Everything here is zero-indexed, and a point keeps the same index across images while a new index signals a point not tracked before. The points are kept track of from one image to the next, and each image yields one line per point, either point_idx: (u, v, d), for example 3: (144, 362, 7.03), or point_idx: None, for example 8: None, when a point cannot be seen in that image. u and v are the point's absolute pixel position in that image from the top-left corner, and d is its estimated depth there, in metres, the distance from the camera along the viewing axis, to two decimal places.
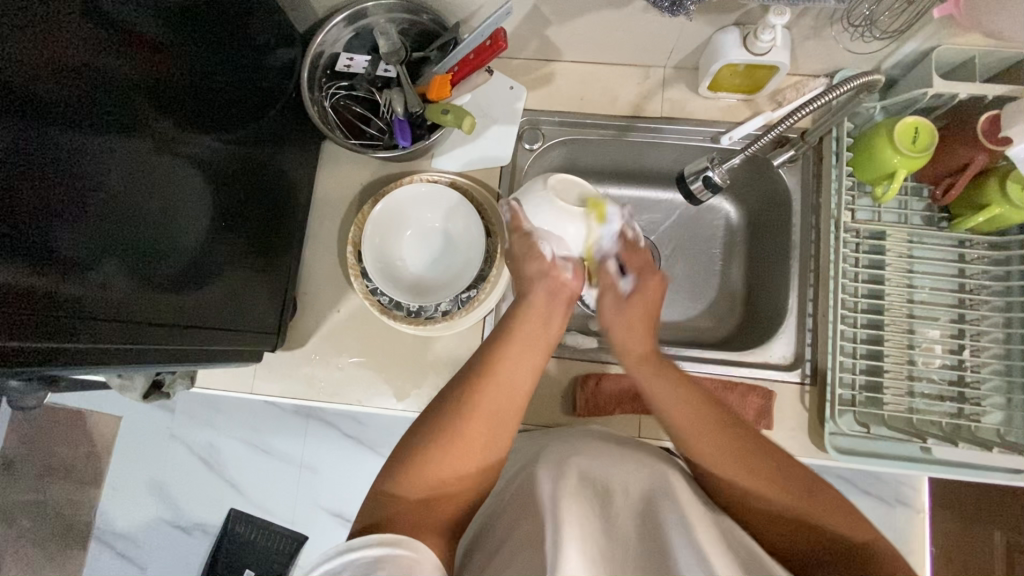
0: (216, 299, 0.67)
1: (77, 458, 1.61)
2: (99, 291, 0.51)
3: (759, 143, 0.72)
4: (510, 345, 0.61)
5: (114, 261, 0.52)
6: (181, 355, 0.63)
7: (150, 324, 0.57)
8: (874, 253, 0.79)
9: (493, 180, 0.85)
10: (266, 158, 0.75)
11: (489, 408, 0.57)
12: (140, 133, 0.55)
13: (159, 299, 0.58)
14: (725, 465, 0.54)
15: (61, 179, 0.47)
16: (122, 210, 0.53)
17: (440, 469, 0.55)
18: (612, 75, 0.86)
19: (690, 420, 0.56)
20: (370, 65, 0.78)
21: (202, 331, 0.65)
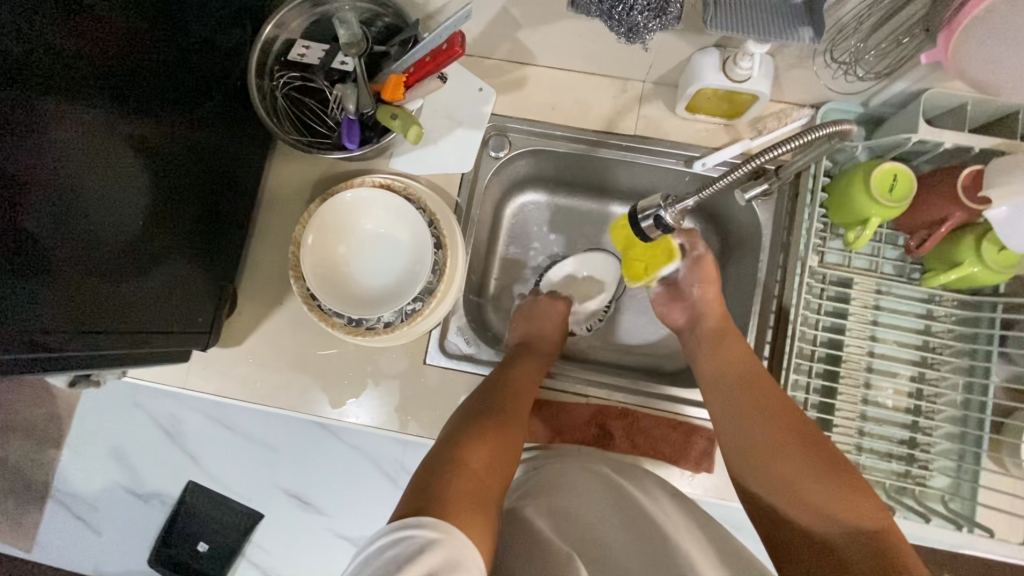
0: (149, 307, 0.64)
1: (38, 418, 1.60)
2: (12, 279, 0.48)
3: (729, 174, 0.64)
4: (522, 378, 0.74)
5: (44, 250, 0.50)
6: (99, 358, 0.60)
7: (75, 324, 0.54)
8: (838, 300, 0.76)
9: (452, 187, 0.81)
10: (214, 148, 0.71)
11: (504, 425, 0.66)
12: (82, 117, 0.52)
13: (87, 291, 0.55)
14: (764, 412, 0.65)
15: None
16: (57, 197, 0.50)
17: (478, 464, 0.59)
18: (588, 85, 0.81)
19: (733, 373, 0.70)
20: (325, 55, 0.74)
21: (132, 334, 0.62)
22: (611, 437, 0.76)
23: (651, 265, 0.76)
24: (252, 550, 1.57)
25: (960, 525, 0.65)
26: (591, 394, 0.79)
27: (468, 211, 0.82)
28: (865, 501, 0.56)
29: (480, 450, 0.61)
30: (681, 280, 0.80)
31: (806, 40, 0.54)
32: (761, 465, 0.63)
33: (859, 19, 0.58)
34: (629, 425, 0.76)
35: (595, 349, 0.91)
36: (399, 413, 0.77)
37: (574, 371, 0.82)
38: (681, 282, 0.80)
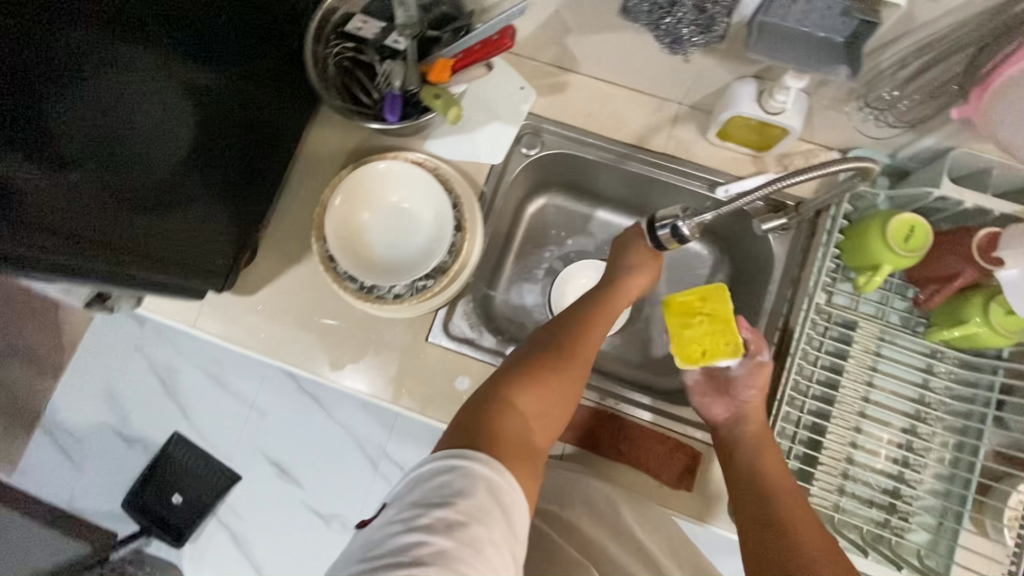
0: (167, 240, 0.65)
1: (44, 346, 1.64)
2: (43, 181, 0.49)
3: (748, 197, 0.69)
4: (601, 317, 0.68)
5: (86, 168, 0.52)
6: (120, 278, 0.61)
7: (101, 243, 0.57)
8: (840, 341, 0.76)
9: (480, 176, 0.83)
10: (259, 104, 0.74)
11: (571, 373, 0.61)
12: (145, 53, 0.54)
13: (106, 210, 0.56)
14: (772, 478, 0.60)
15: (58, 70, 0.47)
16: (107, 122, 0.53)
17: (528, 410, 0.56)
18: (626, 99, 0.84)
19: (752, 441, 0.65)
20: (380, 32, 0.76)
21: (151, 262, 0.64)
22: (597, 442, 0.77)
23: (710, 351, 0.65)
24: (224, 511, 1.57)
25: None
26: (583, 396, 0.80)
27: (492, 201, 0.84)
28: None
29: (537, 395, 0.57)
30: (735, 379, 0.69)
31: (842, 77, 0.56)
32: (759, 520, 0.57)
33: (896, 66, 0.60)
34: (615, 432, 0.77)
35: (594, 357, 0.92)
36: (395, 384, 0.78)
37: None
38: (734, 380, 0.69)
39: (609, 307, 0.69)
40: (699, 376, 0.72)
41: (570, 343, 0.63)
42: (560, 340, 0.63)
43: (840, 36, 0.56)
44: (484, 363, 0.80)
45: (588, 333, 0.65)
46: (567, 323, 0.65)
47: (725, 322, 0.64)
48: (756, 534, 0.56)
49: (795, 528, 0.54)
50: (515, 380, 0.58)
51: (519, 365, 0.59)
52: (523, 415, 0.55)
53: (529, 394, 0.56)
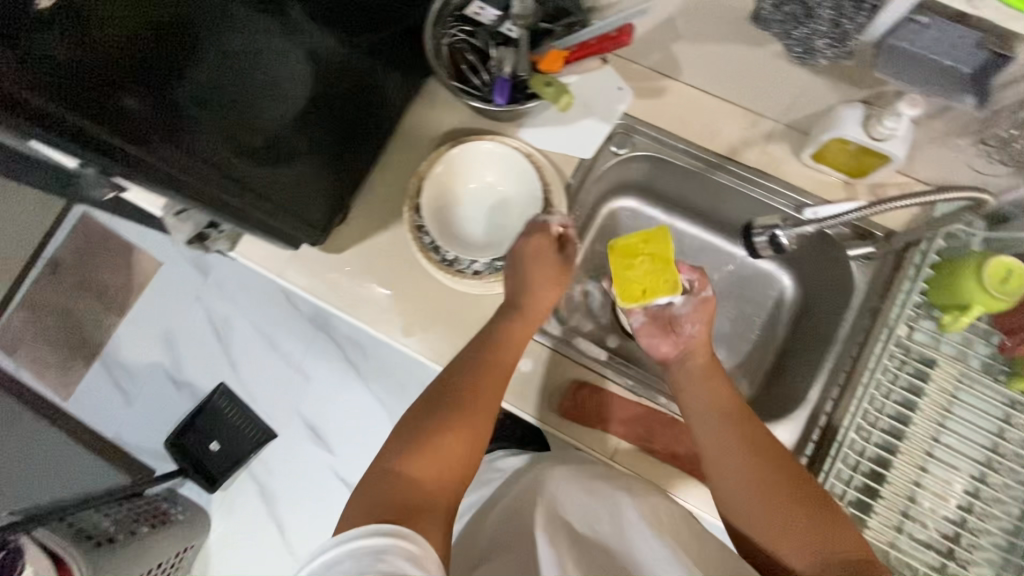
0: (251, 166, 0.65)
1: (113, 283, 1.73)
2: (160, 106, 0.53)
3: (841, 217, 0.74)
4: (506, 349, 0.73)
5: (210, 109, 0.58)
6: (197, 192, 0.61)
7: (225, 179, 0.62)
8: (916, 377, 0.74)
9: (569, 169, 0.85)
10: (372, 73, 0.77)
11: (475, 420, 0.66)
12: (275, 14, 0.60)
13: (186, 112, 0.56)
14: (729, 431, 0.66)
15: (199, 18, 0.53)
16: (232, 72, 0.59)
17: (438, 455, 0.62)
18: (722, 111, 0.84)
19: (713, 400, 0.70)
20: (496, 20, 0.80)
21: (233, 186, 0.63)
22: (653, 442, 0.78)
23: (651, 290, 0.70)
24: (256, 465, 1.62)
25: None
26: (643, 396, 0.81)
27: (577, 194, 0.86)
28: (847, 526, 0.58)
29: (450, 440, 0.63)
30: (680, 317, 0.75)
31: (968, 106, 0.57)
32: (738, 480, 0.63)
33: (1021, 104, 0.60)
34: (673, 434, 0.79)
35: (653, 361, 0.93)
36: None
37: (632, 371, 0.85)
38: (679, 317, 0.75)
39: (527, 325, 0.75)
40: (644, 320, 0.76)
41: (480, 367, 0.70)
42: (457, 388, 0.68)
43: (969, 67, 0.57)
44: (549, 349, 0.81)
45: (495, 363, 0.71)
46: (472, 360, 0.71)
47: (665, 262, 0.70)
48: (729, 475, 0.64)
49: (768, 483, 0.62)
50: (414, 445, 0.62)
51: (416, 424, 0.65)
52: (411, 478, 0.60)
53: (425, 453, 0.62)
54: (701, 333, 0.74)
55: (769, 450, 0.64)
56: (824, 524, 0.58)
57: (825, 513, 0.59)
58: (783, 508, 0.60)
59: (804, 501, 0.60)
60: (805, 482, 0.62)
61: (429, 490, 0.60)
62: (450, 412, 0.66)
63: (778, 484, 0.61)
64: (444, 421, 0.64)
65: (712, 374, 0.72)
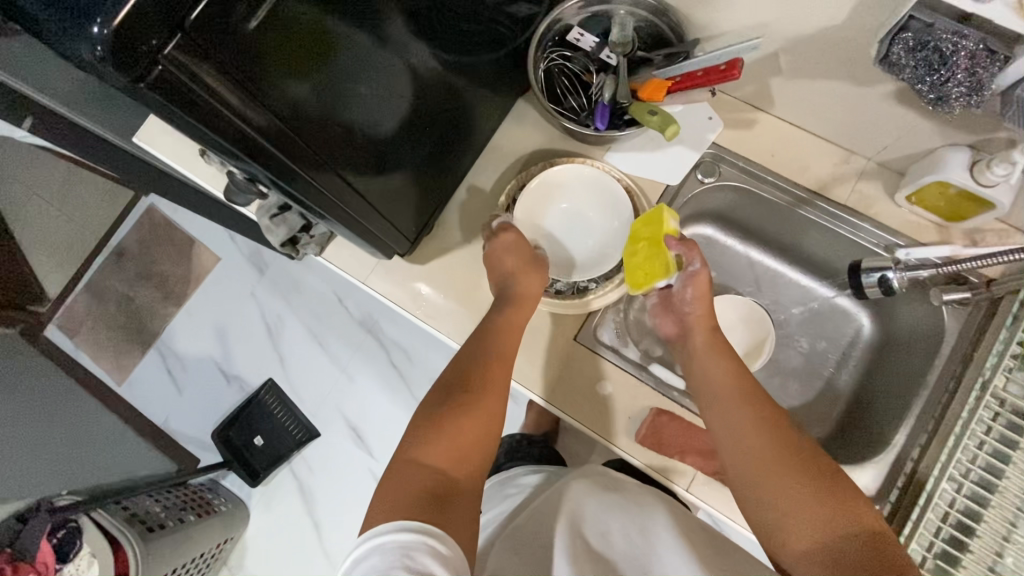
0: (354, 160, 0.65)
1: (173, 275, 1.78)
2: (284, 133, 0.52)
3: (963, 263, 0.72)
4: (505, 335, 0.74)
5: (323, 130, 0.57)
6: (313, 190, 0.59)
7: (332, 191, 0.63)
8: (1010, 429, 0.70)
9: (654, 195, 0.86)
10: (465, 92, 0.79)
11: (483, 405, 0.67)
12: (380, 29, 0.57)
13: (303, 135, 0.54)
14: (740, 417, 0.63)
15: (321, 43, 0.50)
16: (342, 91, 0.56)
17: (461, 438, 0.64)
18: (813, 146, 0.84)
19: (727, 387, 0.66)
20: (596, 46, 0.82)
21: (338, 180, 0.63)
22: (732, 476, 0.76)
23: (647, 273, 0.73)
24: (298, 462, 1.64)
25: None
26: None
27: None
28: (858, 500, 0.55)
29: (465, 421, 0.65)
30: (675, 294, 0.75)
31: None
32: (746, 467, 0.60)
33: None
34: None
35: None
36: (541, 377, 0.82)
37: None
38: (674, 293, 0.75)
39: (530, 300, 0.77)
40: (656, 302, 0.79)
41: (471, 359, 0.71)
42: (457, 380, 0.69)
43: None
44: (625, 374, 0.82)
45: (499, 346, 0.72)
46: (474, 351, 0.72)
47: (658, 244, 0.73)
48: (739, 450, 0.61)
49: (775, 469, 0.58)
50: (438, 439, 0.63)
51: (433, 408, 0.66)
52: (438, 471, 0.60)
53: (447, 443, 0.63)
54: (698, 307, 0.73)
55: (778, 425, 0.61)
56: (827, 499, 0.55)
57: (825, 491, 0.56)
58: (778, 485, 0.57)
59: (812, 477, 0.56)
60: (812, 458, 0.58)
61: (454, 480, 0.61)
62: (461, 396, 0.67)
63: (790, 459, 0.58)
64: (456, 403, 0.66)
65: (718, 351, 0.70)
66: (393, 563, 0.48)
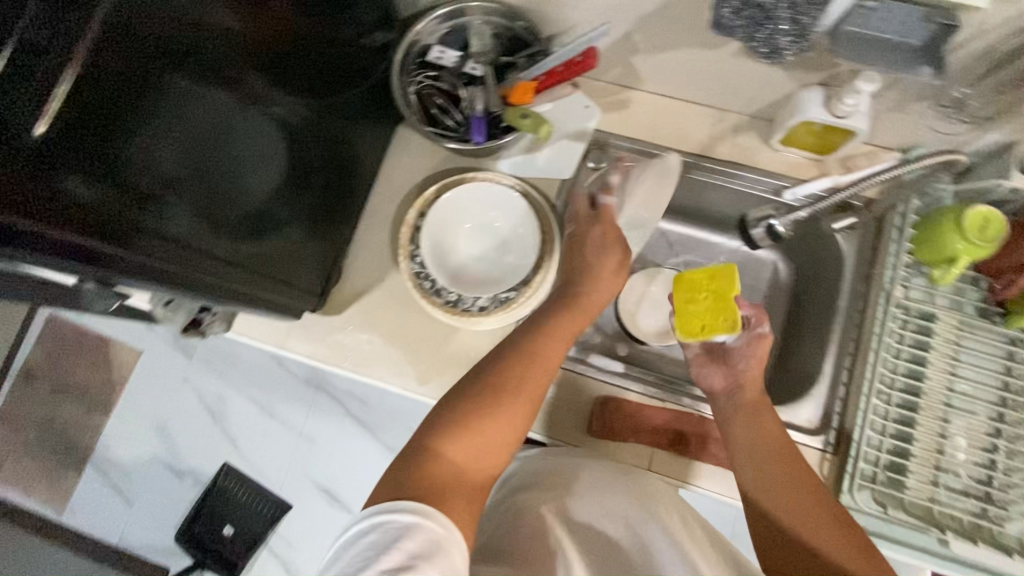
0: (232, 240, 0.62)
1: (93, 382, 1.65)
2: (139, 211, 0.49)
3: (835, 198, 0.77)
4: (551, 339, 0.66)
5: (189, 199, 0.54)
6: (181, 279, 0.56)
7: (218, 261, 0.60)
8: (920, 334, 0.77)
9: (552, 191, 0.86)
10: (343, 132, 0.78)
11: (517, 404, 0.60)
12: (234, 88, 0.56)
13: (166, 208, 0.52)
14: (777, 467, 0.63)
15: (163, 111, 0.48)
16: (203, 158, 0.54)
17: (469, 446, 0.57)
18: (687, 112, 0.87)
19: (762, 437, 0.66)
20: (458, 61, 0.83)
21: (216, 254, 0.59)
22: (687, 444, 0.78)
23: (710, 325, 0.67)
24: (275, 540, 1.56)
25: None
26: (666, 400, 0.82)
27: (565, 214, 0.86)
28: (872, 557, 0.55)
29: (490, 424, 0.59)
30: (732, 349, 0.71)
31: (927, 77, 0.59)
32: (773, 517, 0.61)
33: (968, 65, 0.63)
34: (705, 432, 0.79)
35: (665, 363, 0.94)
36: None
37: (650, 376, 0.85)
38: (731, 350, 0.71)
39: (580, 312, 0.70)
40: (698, 351, 0.74)
41: (513, 360, 0.63)
42: (493, 371, 0.62)
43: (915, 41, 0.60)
44: (564, 372, 0.82)
45: (549, 349, 0.65)
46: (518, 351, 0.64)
47: (726, 300, 0.66)
48: (769, 502, 0.62)
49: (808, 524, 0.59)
50: (460, 420, 0.58)
51: (445, 413, 0.60)
52: (458, 467, 0.56)
53: (463, 437, 0.57)
54: (750, 368, 0.70)
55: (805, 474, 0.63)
56: (845, 539, 0.57)
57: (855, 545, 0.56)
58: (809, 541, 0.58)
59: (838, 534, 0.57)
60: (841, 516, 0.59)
61: (471, 478, 0.56)
62: (487, 394, 0.60)
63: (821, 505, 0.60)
64: (481, 405, 0.59)
65: (758, 405, 0.68)
66: (391, 542, 0.48)
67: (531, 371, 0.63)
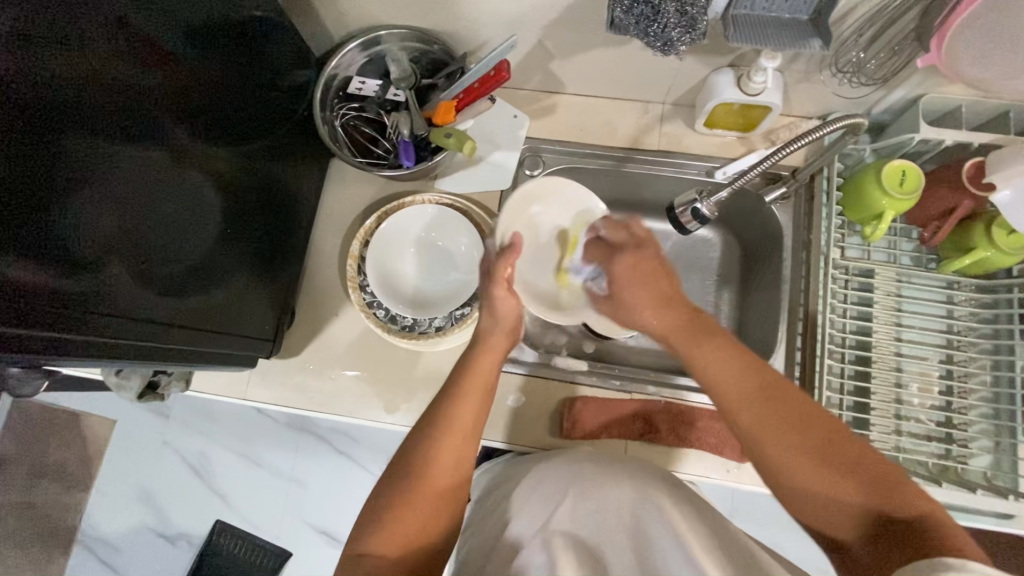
0: (169, 298, 0.60)
1: (68, 459, 1.60)
2: (66, 280, 0.48)
3: (750, 174, 0.75)
4: (471, 388, 0.59)
5: (123, 260, 0.53)
6: (114, 346, 0.54)
7: (157, 320, 0.58)
8: (862, 290, 0.81)
9: (492, 203, 0.87)
10: (276, 174, 0.78)
11: (441, 473, 0.54)
12: (158, 144, 0.56)
13: (99, 273, 0.51)
14: (742, 408, 0.50)
15: (79, 176, 0.48)
16: (131, 216, 0.54)
17: (415, 523, 0.52)
18: (612, 108, 0.89)
19: (719, 376, 0.52)
20: (380, 89, 0.84)
21: (157, 311, 0.58)
22: (657, 431, 0.79)
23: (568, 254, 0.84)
24: None
25: (1006, 495, 0.67)
26: (633, 391, 0.83)
27: None
28: (879, 485, 0.45)
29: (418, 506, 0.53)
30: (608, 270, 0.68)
31: (816, 48, 0.62)
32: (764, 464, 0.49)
33: (857, 32, 0.66)
34: (672, 418, 0.80)
35: (631, 354, 0.95)
36: None
37: (615, 370, 0.86)
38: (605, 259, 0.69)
39: (494, 348, 0.65)
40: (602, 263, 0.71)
41: (434, 432, 0.56)
42: (416, 446, 0.56)
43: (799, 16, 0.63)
44: (530, 378, 0.83)
45: (461, 411, 0.57)
46: (435, 418, 0.57)
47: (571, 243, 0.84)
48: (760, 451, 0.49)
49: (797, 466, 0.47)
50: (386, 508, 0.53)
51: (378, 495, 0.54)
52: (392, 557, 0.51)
53: (397, 528, 0.52)
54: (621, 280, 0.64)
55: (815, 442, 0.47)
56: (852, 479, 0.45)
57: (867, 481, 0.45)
58: (814, 482, 0.46)
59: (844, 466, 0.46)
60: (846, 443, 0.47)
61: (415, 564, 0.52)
62: (407, 476, 0.54)
63: (825, 475, 0.46)
64: (401, 484, 0.54)
65: (685, 323, 0.57)
66: None
67: (449, 435, 0.56)
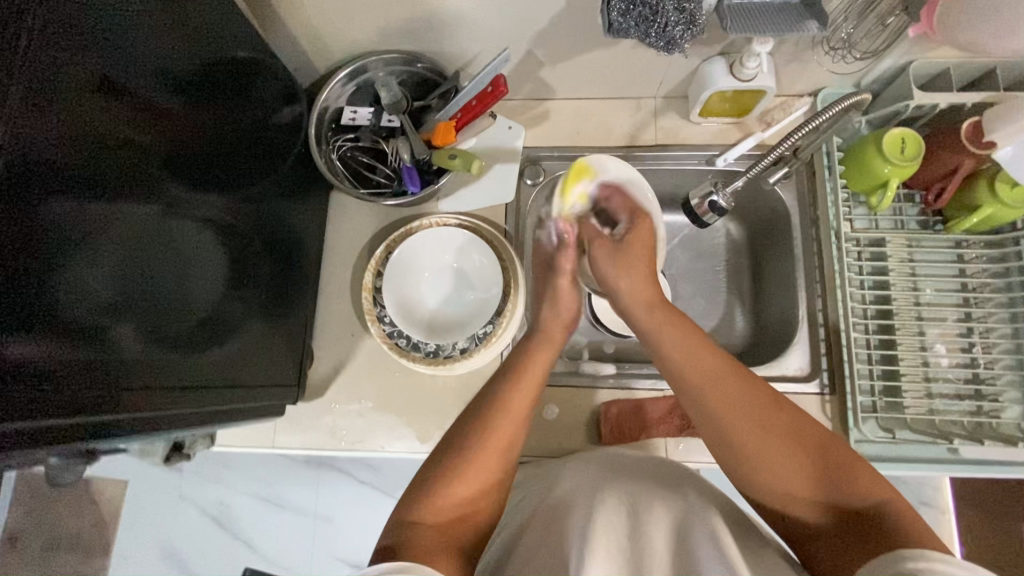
0: (185, 356, 0.58)
1: (81, 528, 1.54)
2: (77, 355, 0.45)
3: (766, 159, 0.75)
4: (524, 381, 0.59)
5: (132, 324, 0.51)
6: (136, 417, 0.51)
7: (174, 383, 0.56)
8: (876, 259, 0.82)
9: (499, 218, 0.87)
10: (277, 215, 0.76)
11: (487, 459, 0.54)
12: (152, 198, 0.53)
13: (108, 345, 0.48)
14: (704, 380, 0.54)
15: (76, 246, 0.45)
16: (134, 278, 0.51)
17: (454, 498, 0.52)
18: (605, 108, 0.89)
19: (688, 360, 0.56)
20: (372, 116, 0.83)
21: (172, 373, 0.56)
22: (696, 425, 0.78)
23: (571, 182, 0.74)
24: None
25: None
26: (665, 388, 0.83)
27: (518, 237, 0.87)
28: (824, 475, 0.49)
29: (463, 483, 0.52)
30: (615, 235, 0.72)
31: (814, 30, 0.62)
32: (714, 428, 0.54)
33: (846, 9, 0.67)
34: None
35: None
36: None
37: (644, 369, 0.85)
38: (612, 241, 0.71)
39: (551, 342, 0.64)
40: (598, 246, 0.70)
41: (478, 424, 0.55)
42: (461, 434, 0.55)
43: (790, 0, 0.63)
44: (559, 388, 0.83)
45: (516, 395, 0.57)
46: (485, 402, 0.57)
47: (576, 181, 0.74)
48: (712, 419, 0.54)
49: (745, 436, 0.51)
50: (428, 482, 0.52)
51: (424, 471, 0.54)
52: (430, 528, 0.50)
53: (436, 499, 0.52)
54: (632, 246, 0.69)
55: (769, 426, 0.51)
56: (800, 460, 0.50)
57: (815, 469, 0.50)
58: (757, 457, 0.51)
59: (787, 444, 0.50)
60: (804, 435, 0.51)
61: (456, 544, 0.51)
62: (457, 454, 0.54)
63: (777, 453, 0.50)
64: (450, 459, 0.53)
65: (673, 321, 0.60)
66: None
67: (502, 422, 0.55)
